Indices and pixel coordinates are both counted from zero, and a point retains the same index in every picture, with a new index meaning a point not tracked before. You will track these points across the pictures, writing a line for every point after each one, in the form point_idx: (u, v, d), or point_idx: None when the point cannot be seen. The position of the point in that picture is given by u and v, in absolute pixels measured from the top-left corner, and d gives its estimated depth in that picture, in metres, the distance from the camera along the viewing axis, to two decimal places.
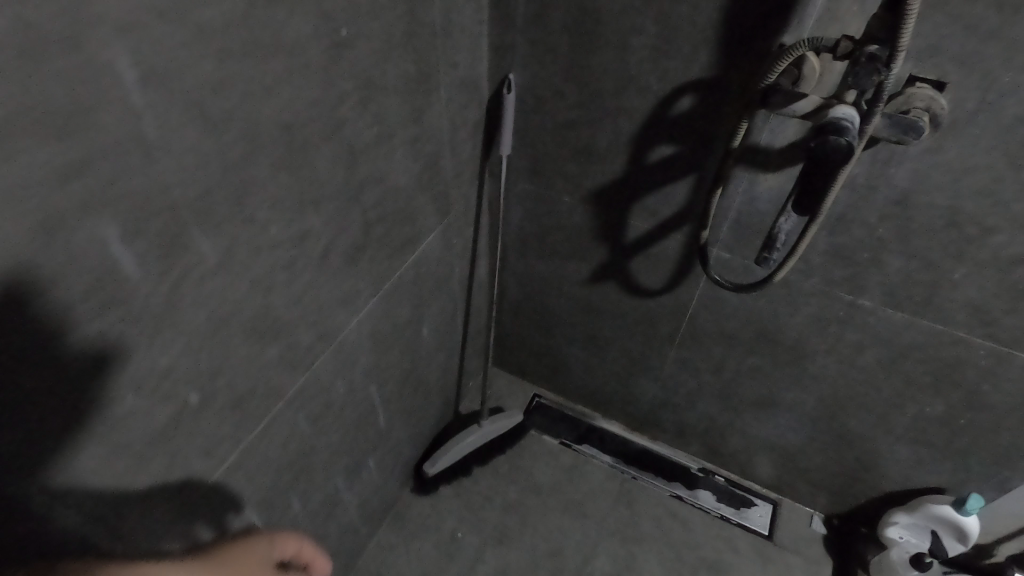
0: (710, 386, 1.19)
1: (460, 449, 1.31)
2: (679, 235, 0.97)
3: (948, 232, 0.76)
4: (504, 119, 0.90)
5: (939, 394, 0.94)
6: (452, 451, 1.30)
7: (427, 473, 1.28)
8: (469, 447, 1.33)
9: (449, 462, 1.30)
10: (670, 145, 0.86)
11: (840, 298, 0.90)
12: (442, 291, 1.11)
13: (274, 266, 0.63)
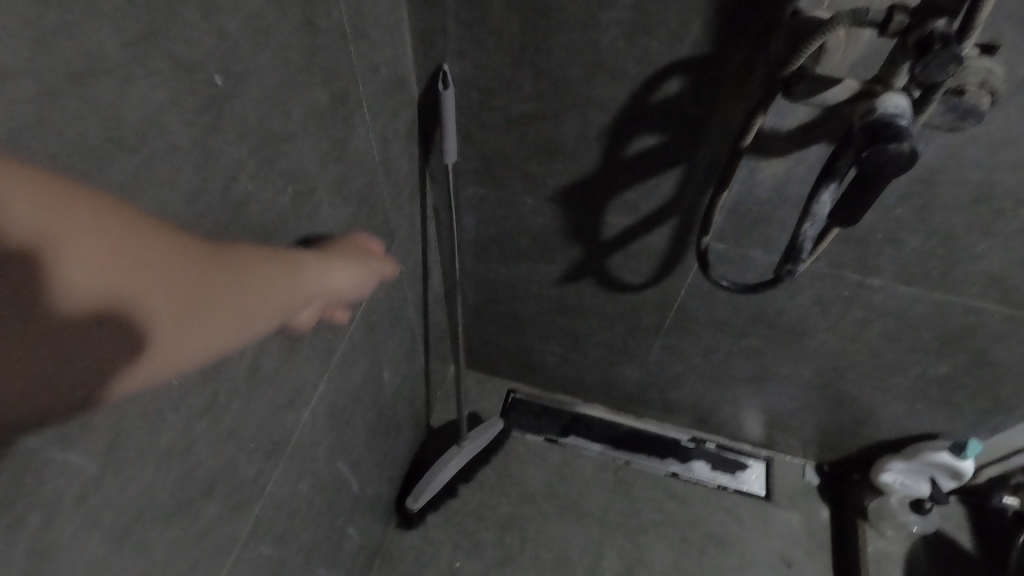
0: (700, 367, 1.12)
1: (443, 476, 1.19)
2: (666, 229, 0.84)
3: (975, 207, 0.67)
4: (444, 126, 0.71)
5: (944, 356, 0.89)
6: (435, 480, 1.18)
7: (412, 508, 1.15)
8: (451, 472, 1.20)
9: (431, 492, 1.17)
10: (654, 135, 0.71)
11: (847, 278, 0.82)
12: (397, 324, 0.94)
13: (182, 421, 0.45)
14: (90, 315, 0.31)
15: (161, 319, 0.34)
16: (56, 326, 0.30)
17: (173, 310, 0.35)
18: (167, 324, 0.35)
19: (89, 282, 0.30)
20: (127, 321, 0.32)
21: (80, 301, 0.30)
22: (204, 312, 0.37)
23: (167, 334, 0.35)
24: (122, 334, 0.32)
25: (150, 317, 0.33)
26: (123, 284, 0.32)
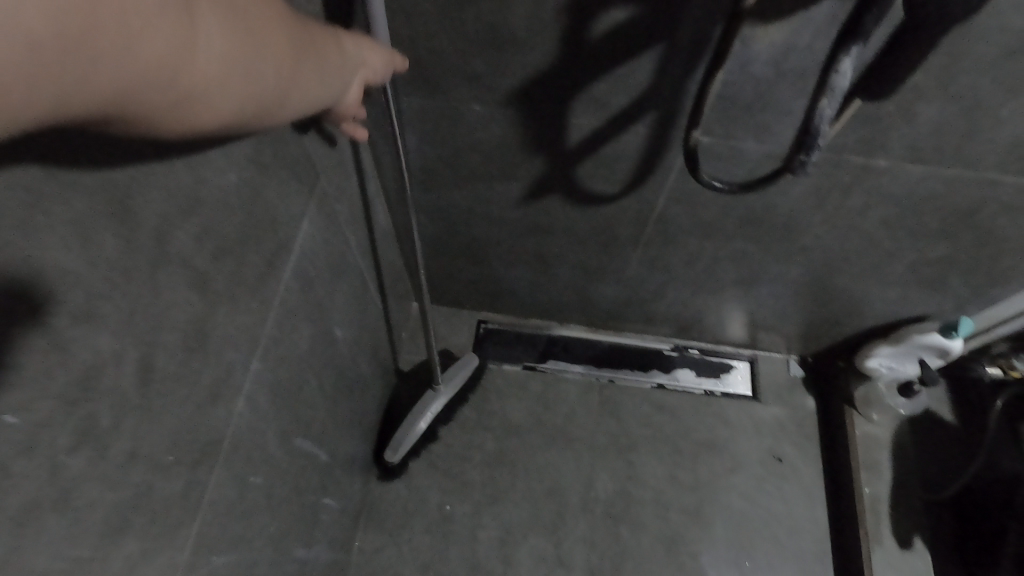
0: (683, 276, 1.03)
1: (420, 426, 1.10)
2: (643, 125, 0.71)
3: (1006, 63, 0.56)
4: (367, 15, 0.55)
5: (944, 238, 0.83)
6: (414, 428, 1.09)
7: (393, 460, 1.07)
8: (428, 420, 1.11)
9: (410, 444, 1.09)
10: (624, 7, 0.57)
11: (849, 163, 0.72)
12: (343, 272, 0.80)
13: (27, 467, 0.33)
14: (241, 34, 0.31)
15: (274, 35, 0.34)
16: (222, 58, 0.30)
17: (274, 25, 0.34)
18: (281, 41, 0.35)
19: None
20: (261, 41, 0.33)
21: (230, 24, 0.30)
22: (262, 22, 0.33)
23: (288, 56, 0.36)
24: (260, 59, 0.33)
25: (270, 37, 0.34)
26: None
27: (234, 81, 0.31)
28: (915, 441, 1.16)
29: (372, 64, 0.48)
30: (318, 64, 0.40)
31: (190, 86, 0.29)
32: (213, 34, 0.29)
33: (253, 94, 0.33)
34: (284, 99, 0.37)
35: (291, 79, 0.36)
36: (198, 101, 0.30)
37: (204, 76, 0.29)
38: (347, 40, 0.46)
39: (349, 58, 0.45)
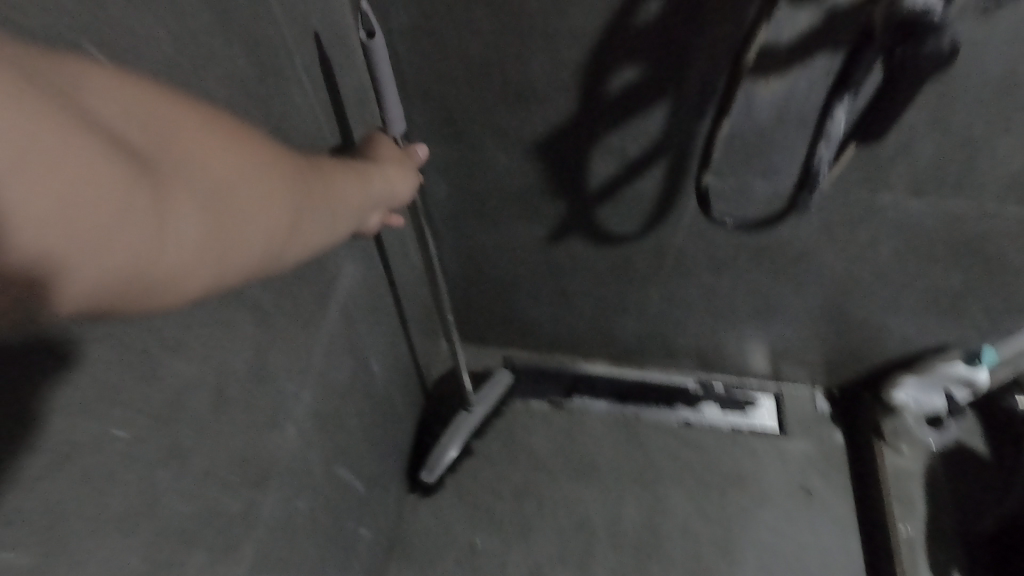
0: (703, 311, 1.07)
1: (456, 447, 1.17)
2: (657, 171, 0.76)
3: (993, 104, 0.61)
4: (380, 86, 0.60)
5: (956, 268, 0.85)
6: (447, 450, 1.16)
7: (428, 481, 1.14)
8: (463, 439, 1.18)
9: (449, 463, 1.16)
10: (635, 66, 0.63)
11: (855, 200, 0.76)
12: (380, 310, 0.86)
13: (127, 474, 0.38)
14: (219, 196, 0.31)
15: (259, 202, 0.34)
16: (198, 240, 0.30)
17: (261, 192, 0.34)
18: (266, 206, 0.35)
19: (190, 187, 0.30)
20: (241, 213, 0.33)
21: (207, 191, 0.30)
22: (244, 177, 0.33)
23: (277, 219, 0.35)
24: (242, 228, 0.33)
25: (254, 205, 0.34)
26: (206, 175, 0.31)
27: (213, 257, 0.31)
28: (949, 474, 1.15)
29: (382, 190, 0.51)
30: (318, 196, 0.40)
31: (164, 273, 0.28)
32: (187, 221, 0.29)
33: (237, 264, 0.33)
34: (275, 257, 0.36)
35: (282, 238, 0.36)
36: (175, 286, 0.29)
37: (177, 262, 0.29)
38: (356, 179, 0.47)
39: (354, 199, 0.45)
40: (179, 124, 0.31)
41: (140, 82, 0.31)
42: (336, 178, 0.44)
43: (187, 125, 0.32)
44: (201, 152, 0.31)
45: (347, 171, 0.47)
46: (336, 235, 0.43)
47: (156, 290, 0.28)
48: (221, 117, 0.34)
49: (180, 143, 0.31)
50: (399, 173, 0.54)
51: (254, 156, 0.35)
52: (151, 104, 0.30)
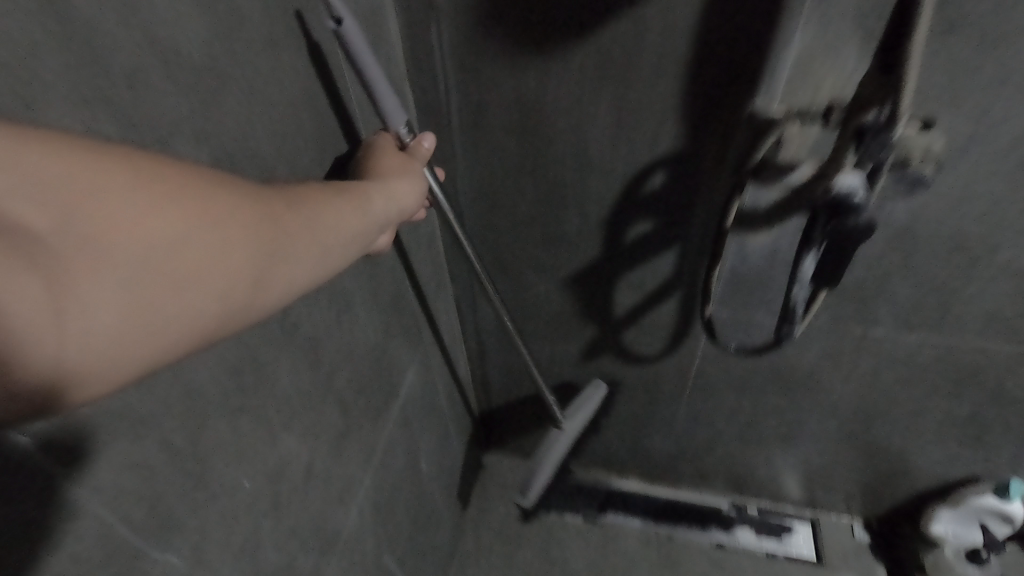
0: (728, 430, 1.13)
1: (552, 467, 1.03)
2: (672, 301, 0.90)
3: (953, 256, 0.72)
4: (364, 74, 0.55)
5: (963, 397, 0.91)
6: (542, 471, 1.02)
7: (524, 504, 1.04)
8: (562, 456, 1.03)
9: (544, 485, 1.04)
10: (646, 221, 0.79)
11: (851, 331, 0.86)
12: (432, 414, 0.98)
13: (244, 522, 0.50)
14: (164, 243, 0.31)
15: (201, 264, 0.33)
16: (120, 325, 0.30)
17: (202, 253, 0.33)
18: (213, 265, 0.33)
19: (105, 267, 0.29)
20: (178, 281, 0.32)
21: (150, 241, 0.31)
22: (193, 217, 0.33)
23: (227, 278, 0.34)
24: (178, 299, 0.32)
25: (197, 268, 0.33)
26: (130, 248, 0.30)
27: (148, 335, 0.31)
28: None
29: (383, 213, 0.50)
30: (298, 220, 0.40)
31: (87, 365, 0.29)
32: (103, 304, 0.29)
33: (180, 333, 0.32)
34: (237, 315, 0.36)
35: (238, 296, 0.35)
36: (112, 369, 0.30)
37: (97, 354, 0.29)
38: (352, 209, 0.46)
39: (339, 234, 0.44)
40: (100, 186, 0.29)
41: (50, 142, 0.28)
42: (320, 211, 0.42)
43: (106, 187, 0.30)
44: (127, 220, 0.30)
45: (338, 200, 0.45)
46: (317, 276, 0.42)
47: (91, 382, 0.29)
48: (157, 165, 0.32)
49: (97, 212, 0.29)
50: (401, 186, 0.54)
51: (206, 190, 0.34)
52: (70, 168, 0.29)
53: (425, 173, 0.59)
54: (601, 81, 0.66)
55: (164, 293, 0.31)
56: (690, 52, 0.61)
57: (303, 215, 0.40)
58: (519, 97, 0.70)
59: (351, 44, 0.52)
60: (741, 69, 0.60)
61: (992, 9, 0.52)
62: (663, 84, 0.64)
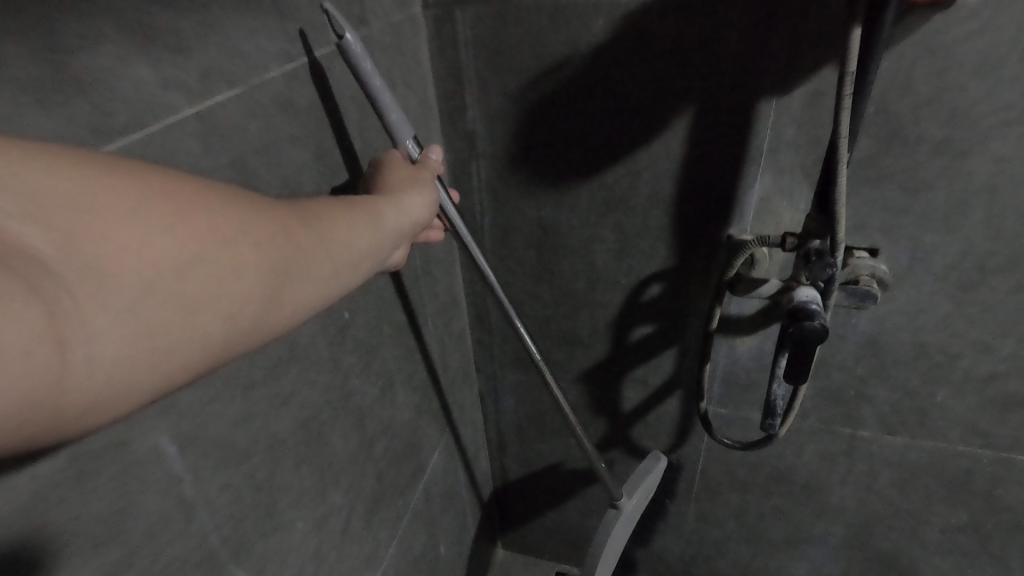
0: (738, 533, 1.16)
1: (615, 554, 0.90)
2: (674, 398, 0.99)
3: (919, 363, 0.82)
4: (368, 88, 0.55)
5: (960, 505, 0.94)
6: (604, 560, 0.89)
7: None
8: (622, 540, 0.91)
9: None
10: (647, 324, 0.92)
11: (840, 432, 0.94)
12: (452, 499, 1.05)
13: (297, 562, 0.59)
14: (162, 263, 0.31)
15: (210, 284, 0.33)
16: (126, 348, 0.29)
17: (213, 274, 0.33)
18: (220, 285, 0.34)
19: (113, 291, 0.29)
20: (185, 301, 0.32)
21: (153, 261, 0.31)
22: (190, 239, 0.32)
23: (235, 298, 0.34)
24: (186, 319, 0.32)
25: (206, 288, 0.33)
26: (139, 270, 0.30)
27: (153, 357, 0.31)
28: None
29: (394, 226, 0.50)
30: (308, 237, 0.40)
31: (93, 394, 0.29)
32: (110, 330, 0.29)
33: (185, 354, 0.32)
34: (245, 332, 0.36)
35: (245, 314, 0.35)
36: (118, 395, 0.30)
37: (102, 381, 0.28)
38: (363, 223, 0.46)
39: (351, 252, 0.44)
40: (108, 209, 0.30)
41: (63, 170, 0.29)
42: (329, 226, 0.42)
43: (115, 209, 0.30)
44: (133, 243, 0.30)
45: (350, 215, 0.45)
46: (327, 293, 0.42)
47: (95, 407, 0.29)
48: (166, 182, 0.33)
49: (105, 235, 0.29)
50: (413, 197, 0.53)
51: (205, 209, 0.34)
52: (80, 193, 0.29)
53: (437, 181, 0.58)
54: (606, 209, 0.82)
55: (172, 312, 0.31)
56: (675, 189, 0.77)
57: (313, 233, 0.41)
58: (540, 219, 0.86)
59: (356, 58, 0.51)
60: (716, 203, 0.76)
61: (907, 163, 0.67)
62: (656, 212, 0.80)
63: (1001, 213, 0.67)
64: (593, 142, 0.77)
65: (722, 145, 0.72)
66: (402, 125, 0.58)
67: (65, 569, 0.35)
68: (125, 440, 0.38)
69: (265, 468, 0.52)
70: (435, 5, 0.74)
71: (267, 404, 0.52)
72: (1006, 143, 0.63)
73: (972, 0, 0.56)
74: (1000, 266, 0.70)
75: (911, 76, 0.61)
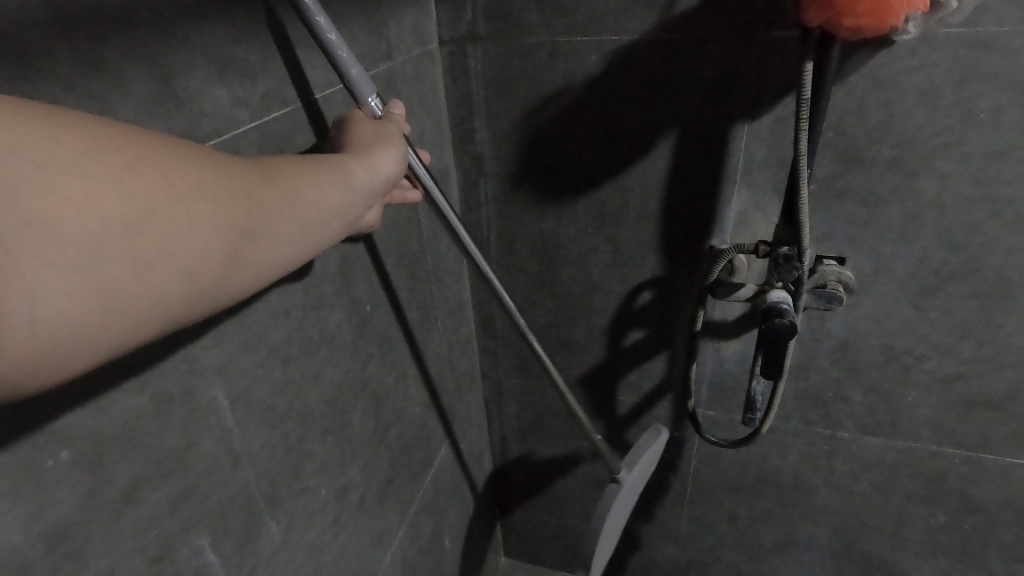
0: (729, 537, 1.20)
1: (615, 522, 0.96)
2: (666, 401, 1.06)
3: (888, 365, 0.89)
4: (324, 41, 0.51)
5: (937, 505, 1.00)
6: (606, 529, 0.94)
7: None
8: (624, 509, 0.96)
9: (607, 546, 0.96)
10: (639, 330, 0.99)
11: (821, 433, 1.00)
12: (457, 497, 1.11)
13: (319, 524, 0.65)
14: (110, 216, 0.29)
15: (165, 241, 0.31)
16: (72, 308, 0.28)
17: (171, 227, 0.31)
18: (176, 242, 0.32)
19: (58, 245, 0.27)
20: (138, 259, 0.30)
21: (99, 214, 0.28)
22: (141, 192, 0.30)
23: (196, 254, 0.33)
24: (139, 278, 0.30)
25: (163, 244, 0.31)
26: (85, 223, 0.28)
27: (104, 318, 0.29)
28: None
29: (366, 183, 0.48)
30: (273, 197, 0.39)
31: (36, 357, 0.27)
32: (56, 290, 0.27)
33: (141, 314, 0.31)
34: (208, 292, 0.34)
35: (209, 270, 0.34)
36: (66, 359, 0.29)
37: (49, 340, 0.27)
38: (336, 185, 0.45)
39: (319, 213, 0.42)
40: (48, 158, 0.27)
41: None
42: (297, 185, 0.41)
43: (57, 160, 0.28)
44: (78, 196, 0.28)
45: (321, 175, 0.44)
46: (296, 256, 0.41)
47: (47, 364, 0.28)
48: (115, 134, 0.31)
49: (46, 187, 0.27)
50: (382, 152, 0.52)
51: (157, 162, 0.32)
52: (22, 140, 0.27)
53: (405, 136, 0.56)
54: (600, 221, 0.91)
55: (123, 270, 0.29)
56: (662, 203, 0.86)
57: (278, 190, 0.39)
58: (541, 231, 0.95)
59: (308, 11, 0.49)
60: (698, 216, 0.85)
61: (865, 180, 0.75)
62: (645, 225, 0.88)
63: (950, 224, 0.75)
64: (587, 161, 0.86)
65: (702, 163, 0.80)
66: (363, 78, 0.55)
67: (143, 488, 0.43)
68: (192, 387, 0.46)
69: (297, 433, 0.60)
70: (449, 42, 0.85)
71: (300, 376, 0.60)
72: (949, 162, 0.71)
73: (908, 40, 0.66)
74: (954, 272, 0.78)
75: (862, 104, 0.71)
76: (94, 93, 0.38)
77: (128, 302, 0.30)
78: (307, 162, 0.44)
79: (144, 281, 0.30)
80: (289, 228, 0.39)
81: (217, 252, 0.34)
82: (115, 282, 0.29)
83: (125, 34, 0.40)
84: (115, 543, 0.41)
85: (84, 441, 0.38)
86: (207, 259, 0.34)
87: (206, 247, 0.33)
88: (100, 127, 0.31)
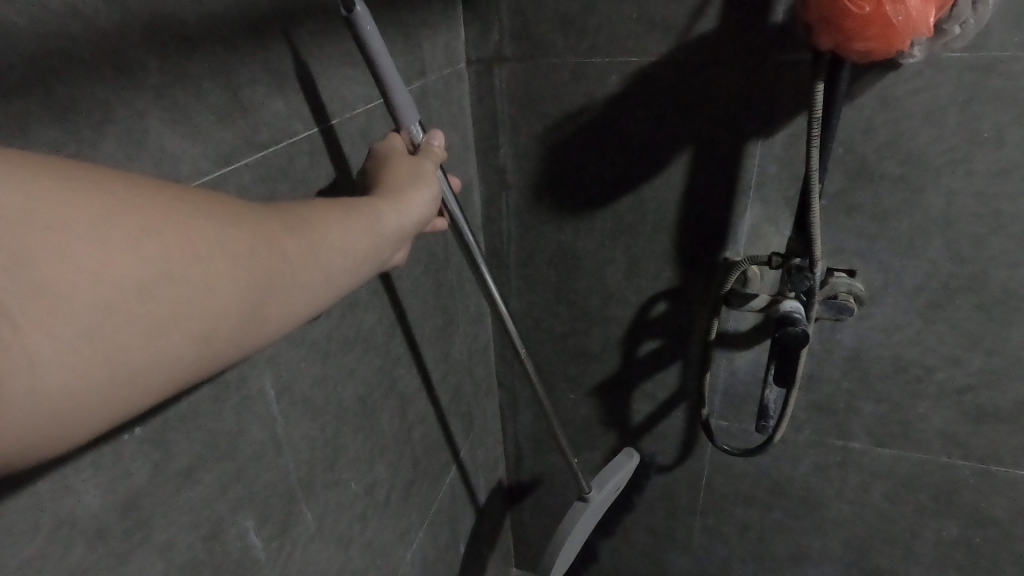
0: (741, 549, 1.21)
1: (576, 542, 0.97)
2: (679, 410, 1.08)
3: (899, 376, 0.91)
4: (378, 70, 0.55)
5: (948, 517, 1.01)
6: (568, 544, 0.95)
7: None
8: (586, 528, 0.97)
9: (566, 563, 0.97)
10: (654, 339, 1.02)
11: (833, 445, 1.02)
12: (472, 503, 1.13)
13: (348, 517, 0.68)
14: (127, 283, 0.28)
15: (183, 302, 0.31)
16: (80, 378, 0.27)
17: (189, 288, 0.31)
18: (192, 303, 0.31)
19: (72, 315, 0.26)
20: (153, 322, 0.29)
21: (113, 282, 0.28)
22: (159, 257, 0.30)
23: (214, 315, 0.33)
24: (153, 341, 0.30)
25: (180, 306, 0.31)
26: (100, 292, 0.27)
27: (113, 383, 0.28)
28: None
29: (393, 229, 0.49)
30: (294, 251, 0.38)
31: (40, 428, 0.26)
32: (65, 363, 0.26)
33: (151, 378, 0.30)
34: (222, 349, 0.34)
35: (225, 328, 0.34)
36: (71, 428, 0.27)
37: (58, 412, 0.26)
38: (359, 232, 0.44)
39: (340, 262, 0.42)
40: (66, 221, 0.26)
41: (17, 180, 0.26)
42: (319, 237, 0.41)
43: (76, 223, 0.27)
44: (96, 261, 0.27)
45: (344, 223, 0.43)
46: (313, 306, 0.41)
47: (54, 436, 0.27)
48: (138, 192, 0.30)
49: (64, 254, 0.26)
50: (412, 194, 0.53)
51: (177, 222, 0.31)
52: (40, 206, 0.26)
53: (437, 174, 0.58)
54: (617, 234, 0.94)
55: (137, 335, 0.29)
56: (678, 217, 0.89)
57: (301, 244, 0.39)
58: (560, 242, 0.99)
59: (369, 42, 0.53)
60: (714, 231, 0.88)
61: (874, 196, 0.79)
62: (660, 236, 0.92)
63: (958, 238, 0.78)
64: (607, 177, 0.90)
65: (717, 179, 0.84)
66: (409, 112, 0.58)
67: (200, 467, 0.46)
68: (245, 375, 0.50)
69: (332, 427, 0.63)
70: (477, 62, 0.89)
71: (337, 372, 0.63)
72: (956, 178, 0.75)
73: (914, 64, 0.70)
74: (962, 285, 0.81)
75: (871, 123, 0.74)
76: (174, 104, 0.42)
77: (139, 366, 0.29)
78: (328, 208, 0.44)
79: (157, 344, 0.30)
80: (307, 281, 0.39)
81: (235, 309, 0.34)
82: (127, 347, 0.28)
83: (202, 51, 0.44)
84: (175, 517, 0.44)
85: (154, 419, 0.42)
86: (223, 317, 0.33)
87: (224, 305, 0.33)
88: (121, 186, 0.30)
